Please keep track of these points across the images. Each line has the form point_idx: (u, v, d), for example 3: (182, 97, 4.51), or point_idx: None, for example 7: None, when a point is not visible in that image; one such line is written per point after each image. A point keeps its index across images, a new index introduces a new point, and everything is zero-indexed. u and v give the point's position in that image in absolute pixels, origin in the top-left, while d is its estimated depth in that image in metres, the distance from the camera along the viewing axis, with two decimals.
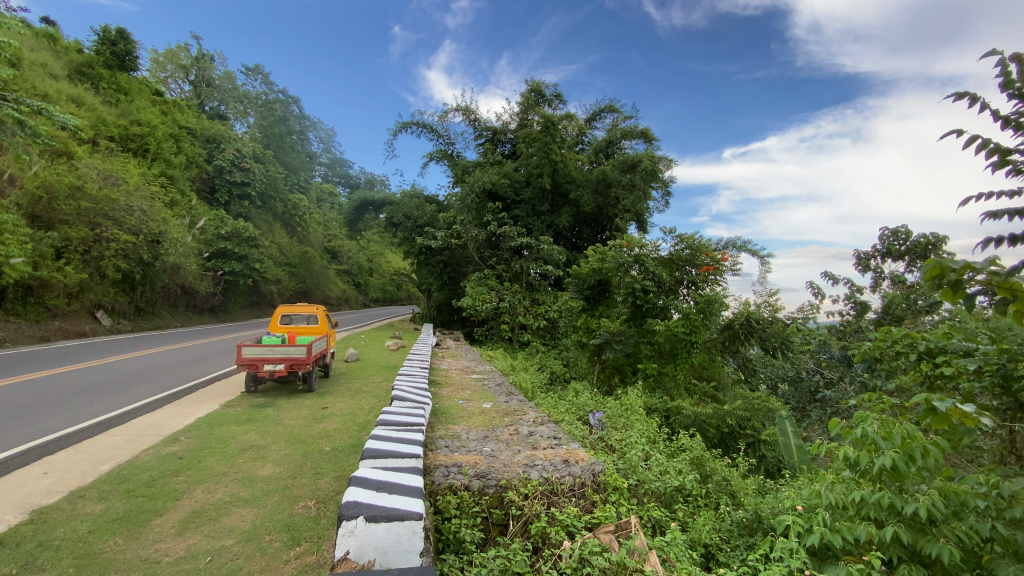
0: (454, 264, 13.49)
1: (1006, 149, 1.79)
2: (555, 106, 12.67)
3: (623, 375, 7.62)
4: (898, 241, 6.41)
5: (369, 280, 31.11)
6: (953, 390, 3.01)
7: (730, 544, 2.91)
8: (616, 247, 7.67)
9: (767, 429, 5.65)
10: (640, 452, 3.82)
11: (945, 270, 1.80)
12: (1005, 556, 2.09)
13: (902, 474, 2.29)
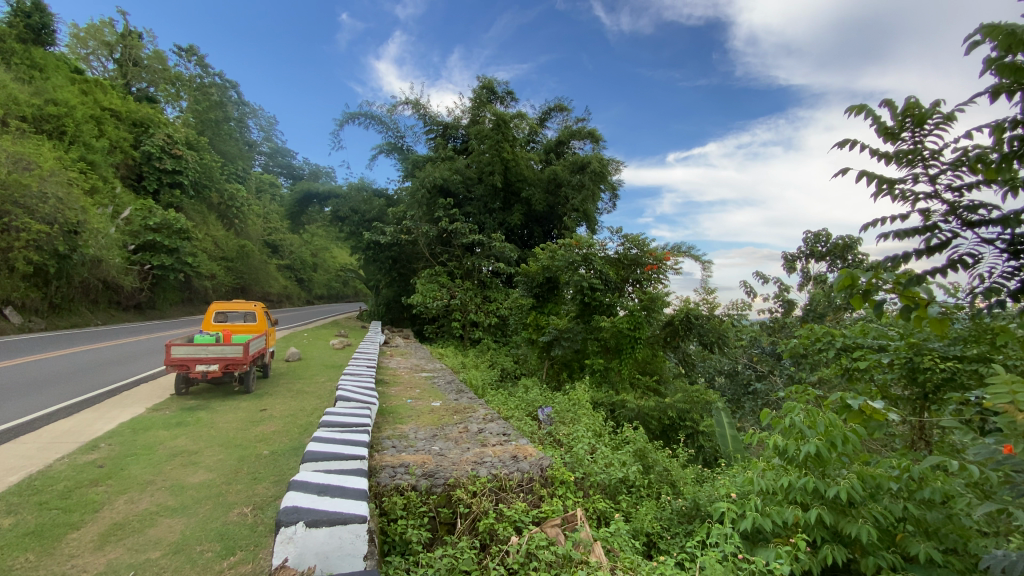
0: (403, 260, 13.22)
1: (887, 178, 1.96)
2: (506, 104, 12.69)
3: (571, 371, 7.78)
4: (819, 243, 6.86)
5: (312, 275, 29.96)
6: (868, 381, 3.28)
7: (670, 532, 3.04)
8: (567, 245, 7.80)
9: (705, 421, 5.97)
10: (586, 445, 3.89)
11: (854, 280, 2.05)
12: (916, 533, 2.30)
13: (825, 460, 2.46)
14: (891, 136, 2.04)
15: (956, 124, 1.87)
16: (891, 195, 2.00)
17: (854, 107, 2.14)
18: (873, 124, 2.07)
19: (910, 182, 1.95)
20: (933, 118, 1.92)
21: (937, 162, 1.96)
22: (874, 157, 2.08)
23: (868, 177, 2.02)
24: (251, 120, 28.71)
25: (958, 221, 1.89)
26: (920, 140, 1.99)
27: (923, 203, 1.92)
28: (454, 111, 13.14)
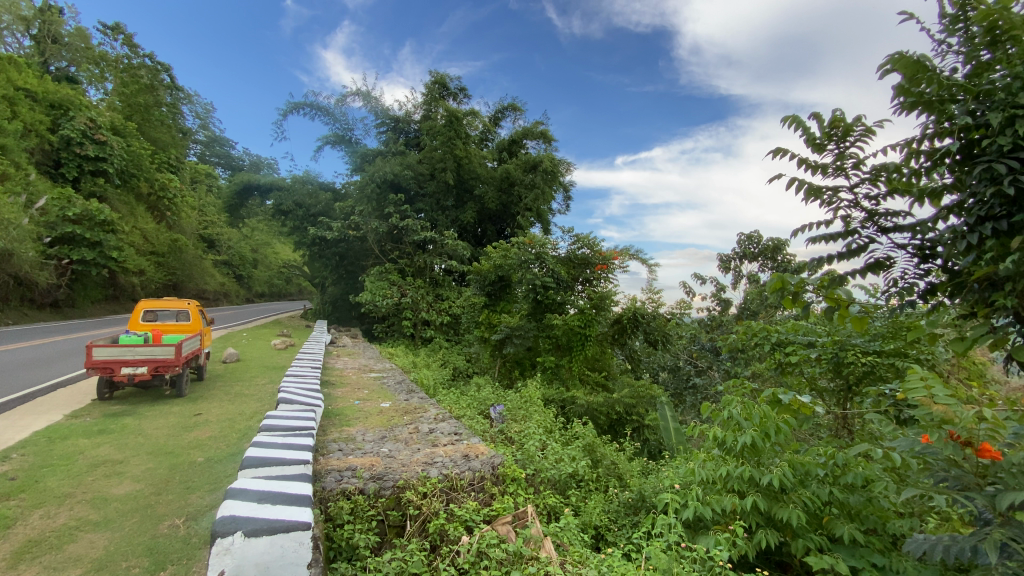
0: (351, 257, 12.81)
1: (815, 186, 2.12)
2: (459, 100, 12.58)
3: (523, 368, 7.83)
4: (751, 245, 7.23)
5: (252, 272, 28.50)
6: (799, 374, 3.51)
7: (617, 524, 3.13)
8: (520, 244, 7.84)
9: (650, 415, 6.19)
10: (537, 442, 3.92)
11: (785, 282, 2.22)
12: (840, 515, 2.49)
13: (759, 449, 2.60)
14: (818, 147, 2.20)
15: (873, 138, 2.06)
16: (817, 201, 2.15)
17: (786, 118, 2.28)
18: (801, 135, 2.22)
19: (834, 190, 2.11)
20: (854, 132, 2.10)
21: (856, 172, 2.14)
22: (804, 166, 2.24)
23: (797, 184, 2.16)
24: (186, 106, 26.88)
25: (874, 227, 2.07)
26: (844, 151, 2.16)
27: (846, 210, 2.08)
28: (406, 105, 12.88)
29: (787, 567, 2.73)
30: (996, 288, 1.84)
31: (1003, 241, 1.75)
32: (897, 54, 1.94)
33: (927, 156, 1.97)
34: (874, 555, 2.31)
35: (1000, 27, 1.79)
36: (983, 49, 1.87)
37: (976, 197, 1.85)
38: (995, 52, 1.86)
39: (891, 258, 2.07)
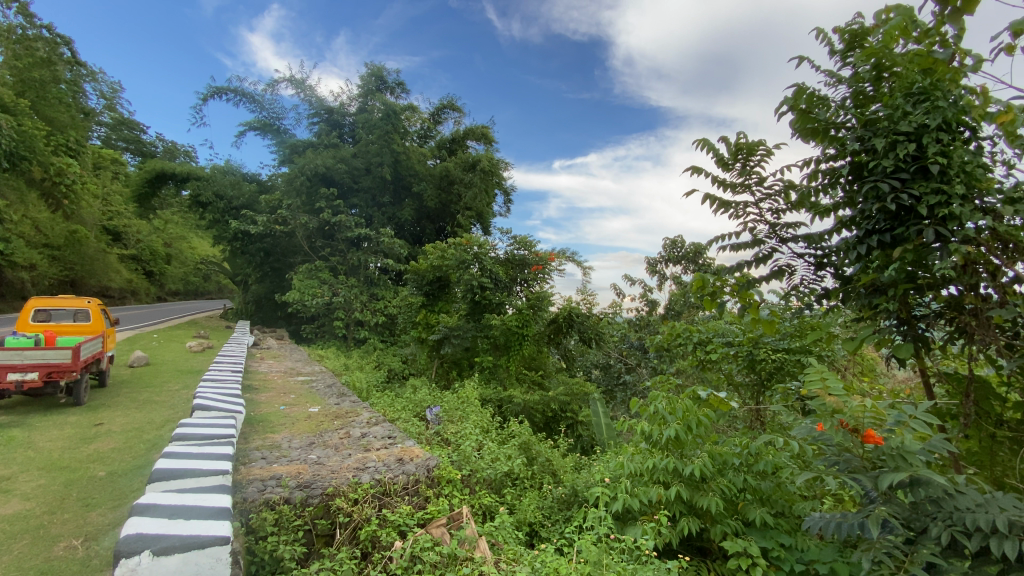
0: (278, 253, 12.12)
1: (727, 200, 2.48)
2: (397, 95, 12.30)
3: (460, 369, 7.77)
4: (676, 249, 7.66)
5: (165, 268, 26.16)
6: (718, 370, 3.77)
7: (551, 520, 3.19)
8: (458, 244, 7.79)
9: (583, 411, 6.36)
10: (473, 442, 3.89)
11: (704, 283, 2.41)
12: (753, 500, 2.70)
13: (682, 441, 2.76)
14: (727, 165, 2.56)
15: (773, 158, 2.44)
16: (727, 212, 2.58)
17: (700, 139, 2.63)
18: (713, 154, 2.59)
19: (739, 204, 2.53)
20: (757, 153, 2.47)
21: (759, 189, 2.50)
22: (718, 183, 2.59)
23: (709, 199, 2.61)
24: (89, 84, 24.25)
25: (775, 237, 2.47)
26: (749, 168, 2.51)
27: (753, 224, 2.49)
28: (341, 96, 12.38)
29: (706, 552, 2.91)
30: (880, 293, 2.08)
31: (885, 252, 2.00)
32: (795, 88, 2.16)
33: (824, 174, 2.21)
34: (782, 536, 2.53)
35: (879, 65, 2.05)
36: (869, 82, 2.12)
37: (865, 212, 2.09)
38: (876, 85, 2.12)
39: (792, 265, 2.39)
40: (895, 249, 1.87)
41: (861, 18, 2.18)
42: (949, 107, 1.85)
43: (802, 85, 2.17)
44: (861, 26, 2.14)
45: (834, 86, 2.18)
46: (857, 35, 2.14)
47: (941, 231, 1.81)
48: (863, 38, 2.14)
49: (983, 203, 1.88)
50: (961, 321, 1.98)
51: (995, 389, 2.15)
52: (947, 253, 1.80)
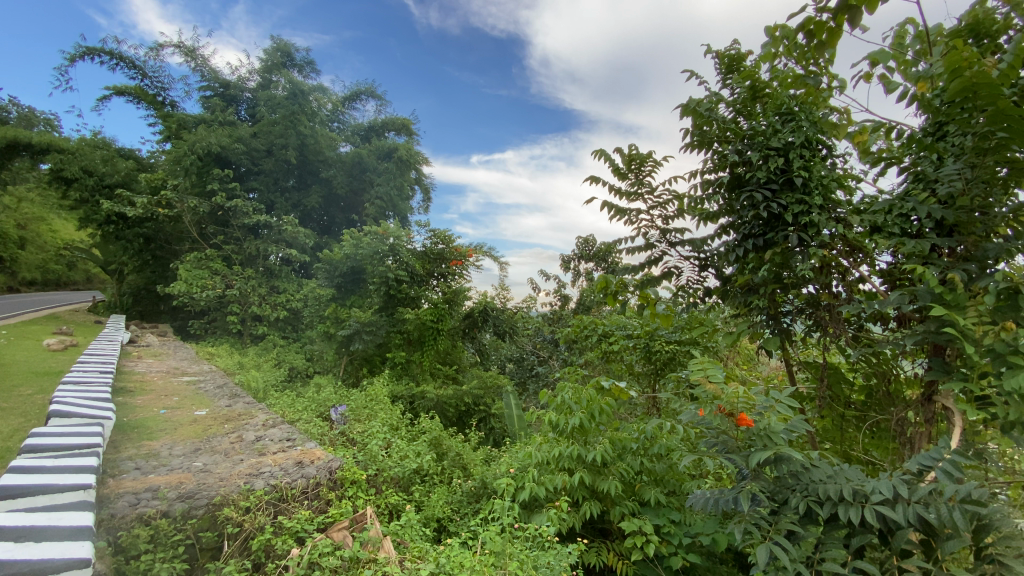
0: (162, 239, 10.87)
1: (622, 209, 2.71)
2: (305, 74, 11.56)
3: (372, 366, 7.46)
4: (588, 248, 8.00)
5: (15, 254, 22.27)
6: (620, 361, 4.03)
7: (459, 513, 3.19)
8: (373, 234, 7.58)
9: (496, 404, 6.45)
10: (381, 440, 3.75)
11: (607, 284, 2.57)
12: (648, 480, 2.91)
13: (585, 428, 2.90)
14: (621, 174, 2.73)
15: (661, 170, 2.65)
16: (623, 218, 2.77)
17: (595, 151, 2.79)
18: (608, 164, 2.76)
19: (633, 210, 2.72)
20: (647, 165, 2.66)
21: (651, 197, 2.70)
22: (613, 191, 2.78)
23: (607, 206, 2.77)
24: None
25: (665, 242, 2.69)
26: (641, 178, 2.70)
27: (645, 228, 2.73)
28: (239, 70, 11.35)
29: (608, 532, 3.08)
30: (753, 291, 2.35)
31: (758, 255, 2.25)
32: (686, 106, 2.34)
33: (710, 184, 2.44)
34: (672, 512, 2.77)
35: (754, 89, 2.29)
36: (745, 103, 2.35)
37: (741, 220, 2.34)
38: (751, 106, 2.36)
39: (679, 267, 2.66)
40: (765, 253, 2.13)
41: (738, 44, 2.41)
42: (809, 128, 2.13)
43: (691, 103, 2.36)
44: (738, 52, 2.37)
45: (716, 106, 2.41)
46: (734, 60, 2.36)
47: (803, 237, 2.08)
48: (740, 63, 2.36)
49: (836, 214, 2.18)
50: (818, 315, 2.28)
51: (844, 374, 2.48)
52: (807, 257, 2.06)
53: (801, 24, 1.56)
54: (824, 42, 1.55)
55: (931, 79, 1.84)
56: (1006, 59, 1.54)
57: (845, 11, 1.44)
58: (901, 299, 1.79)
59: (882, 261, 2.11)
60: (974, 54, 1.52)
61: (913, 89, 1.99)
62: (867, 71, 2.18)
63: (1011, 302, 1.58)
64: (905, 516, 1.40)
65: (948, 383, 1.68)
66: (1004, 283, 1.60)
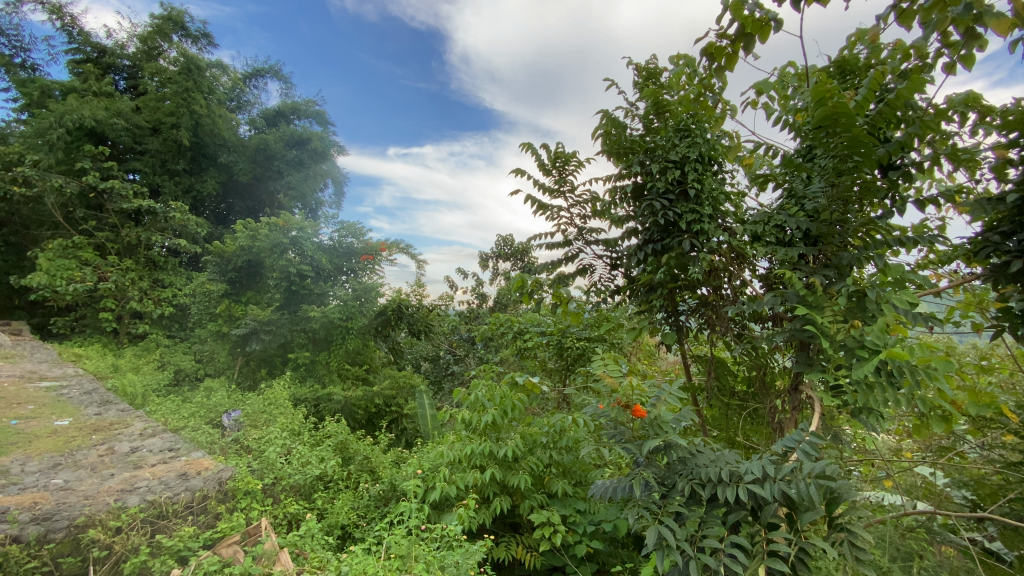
0: (16, 223, 9.32)
1: (543, 205, 2.78)
2: (200, 46, 10.55)
3: (271, 367, 7.04)
4: (506, 246, 8.07)
5: None
6: (534, 357, 4.13)
7: (366, 519, 3.07)
8: (272, 225, 7.14)
9: (408, 404, 6.34)
10: (280, 446, 3.47)
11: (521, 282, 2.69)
12: (556, 472, 3.02)
13: (498, 425, 2.93)
14: (546, 171, 2.79)
15: (582, 171, 2.74)
16: (544, 214, 2.83)
17: (523, 145, 2.83)
18: (535, 159, 2.80)
19: (554, 208, 2.79)
20: (570, 165, 2.74)
21: (571, 196, 2.79)
22: (537, 186, 2.84)
23: (530, 200, 2.82)
24: None
25: (581, 240, 2.80)
26: (564, 176, 2.77)
27: (564, 225, 2.82)
28: (118, 34, 10.05)
29: (517, 526, 3.14)
30: (653, 290, 2.52)
31: (657, 258, 2.41)
32: (602, 115, 2.45)
33: (617, 191, 2.58)
34: (578, 502, 2.88)
35: (659, 103, 2.42)
36: (655, 115, 2.48)
37: (645, 225, 2.49)
38: (655, 120, 2.49)
39: (592, 265, 2.80)
40: (662, 257, 2.29)
41: (656, 59, 2.54)
42: (703, 144, 2.31)
43: (608, 112, 2.47)
44: (654, 66, 2.51)
45: (627, 117, 2.53)
46: (651, 73, 2.50)
47: (695, 243, 2.26)
48: (655, 77, 2.50)
49: (725, 222, 2.39)
50: (707, 314, 2.49)
51: (729, 366, 2.73)
52: (698, 261, 2.25)
53: (703, 48, 1.70)
54: (723, 66, 1.70)
55: (805, 110, 2.08)
56: (862, 94, 1.78)
57: (742, 38, 1.59)
58: (774, 301, 2.00)
59: (761, 267, 2.34)
60: (837, 87, 1.73)
61: (789, 118, 2.24)
62: (754, 98, 2.40)
63: (860, 304, 1.81)
64: (772, 492, 1.56)
65: (811, 374, 1.90)
66: (853, 286, 1.84)
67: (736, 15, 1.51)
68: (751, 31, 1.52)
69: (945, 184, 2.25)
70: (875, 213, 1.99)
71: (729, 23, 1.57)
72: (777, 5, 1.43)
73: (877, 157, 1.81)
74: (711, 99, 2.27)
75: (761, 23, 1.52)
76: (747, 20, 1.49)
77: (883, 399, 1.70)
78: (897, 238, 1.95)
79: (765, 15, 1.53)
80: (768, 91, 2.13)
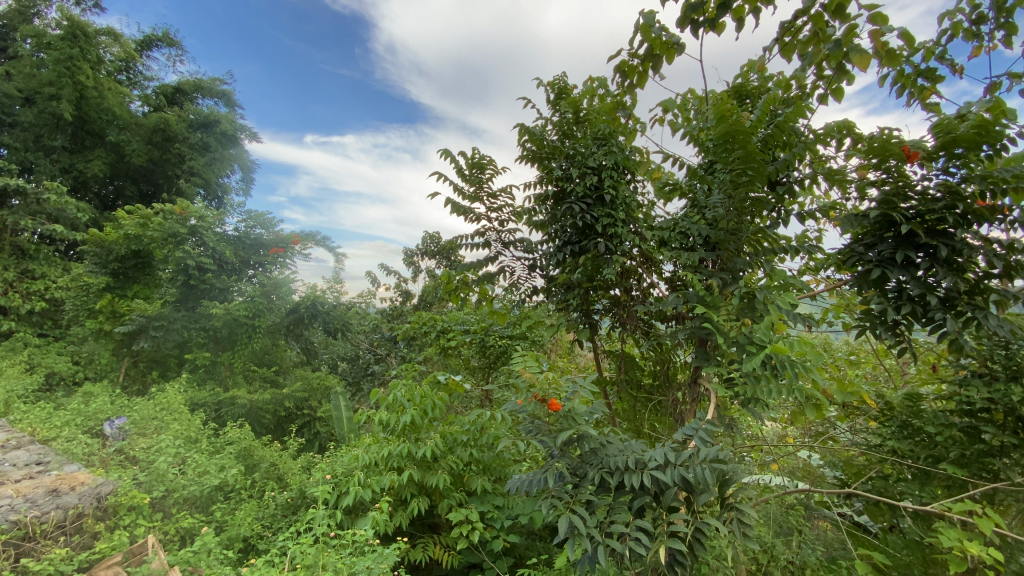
0: None
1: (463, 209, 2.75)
2: (84, 8, 9.38)
3: (164, 369, 6.47)
4: (432, 243, 7.95)
5: None
6: (457, 356, 4.10)
7: (272, 530, 2.89)
8: (168, 213, 6.55)
9: (322, 407, 6.06)
10: (172, 457, 3.17)
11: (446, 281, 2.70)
12: (476, 470, 3.04)
13: (417, 425, 2.87)
14: (464, 176, 2.77)
15: (502, 177, 2.75)
16: (464, 217, 2.81)
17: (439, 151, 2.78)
18: (452, 165, 2.76)
19: (474, 211, 2.78)
20: (488, 172, 2.75)
21: (490, 200, 2.80)
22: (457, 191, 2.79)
23: (448, 205, 2.79)
24: None
25: (500, 243, 2.82)
26: (482, 181, 2.77)
27: (485, 228, 2.82)
28: None
29: (436, 526, 3.11)
30: (571, 290, 2.60)
31: (575, 259, 2.49)
32: (520, 127, 2.50)
33: (536, 196, 2.64)
34: (496, 498, 2.91)
35: (577, 115, 2.49)
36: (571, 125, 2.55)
37: (563, 229, 2.57)
38: (575, 130, 2.57)
39: (513, 267, 2.83)
40: (579, 259, 2.38)
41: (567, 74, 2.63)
42: (619, 153, 2.41)
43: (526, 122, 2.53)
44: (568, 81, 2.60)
45: (545, 125, 2.59)
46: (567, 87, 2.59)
47: (609, 246, 2.36)
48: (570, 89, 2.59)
49: (636, 227, 2.52)
50: (619, 314, 2.60)
51: (638, 361, 2.88)
52: (612, 264, 2.35)
53: (617, 66, 1.78)
54: (634, 83, 1.79)
55: (705, 129, 2.25)
56: (754, 116, 1.94)
57: (651, 59, 1.68)
58: (677, 301, 2.14)
59: (666, 270, 2.50)
60: (734, 107, 1.87)
61: (691, 137, 2.42)
62: (660, 115, 2.56)
63: (750, 304, 1.98)
64: (672, 477, 1.66)
65: (709, 368, 2.05)
66: (744, 288, 2.01)
67: (645, 36, 1.59)
68: (659, 52, 1.61)
69: (823, 200, 2.52)
70: (765, 223, 2.19)
71: (639, 43, 1.65)
72: (680, 30, 1.53)
73: (765, 174, 1.99)
74: (624, 115, 2.40)
75: (668, 45, 1.61)
76: (655, 42, 1.57)
77: (769, 389, 1.87)
78: (783, 246, 2.16)
79: (670, 38, 1.63)
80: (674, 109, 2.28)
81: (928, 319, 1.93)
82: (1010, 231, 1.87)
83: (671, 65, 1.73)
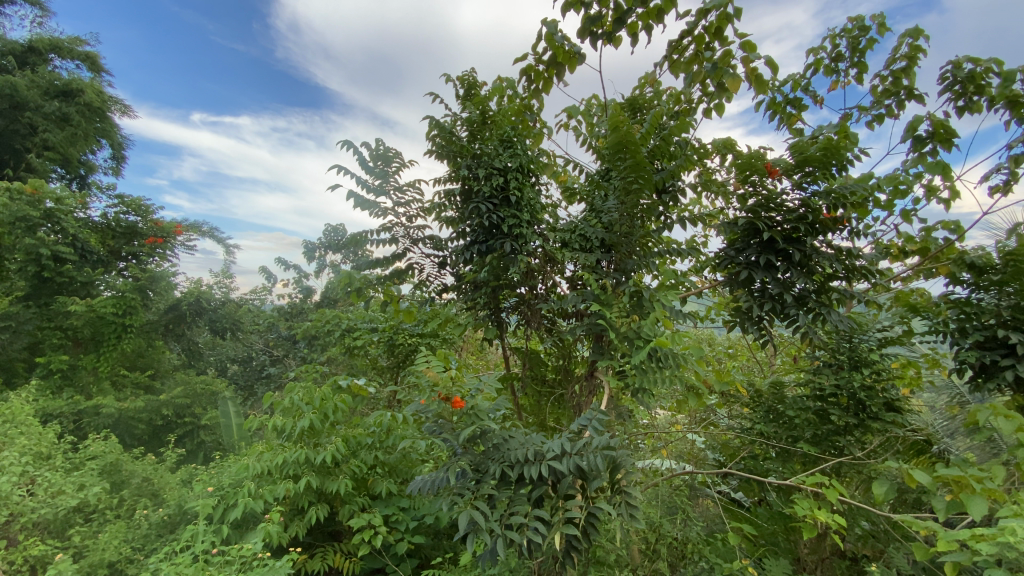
0: None
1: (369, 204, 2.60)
2: None
3: (8, 376, 5.39)
4: None
5: None
6: (364, 356, 3.95)
7: (144, 551, 2.61)
8: (14, 193, 5.63)
9: (207, 414, 5.32)
10: (15, 476, 2.71)
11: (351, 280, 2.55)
12: (381, 472, 2.96)
13: (317, 430, 2.73)
14: (369, 169, 2.64)
15: (410, 171, 2.67)
16: (369, 211, 2.68)
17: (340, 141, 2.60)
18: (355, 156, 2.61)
19: (380, 206, 2.64)
20: (396, 165, 2.67)
21: (397, 195, 2.68)
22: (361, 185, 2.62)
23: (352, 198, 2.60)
24: None
25: (408, 239, 2.75)
26: (388, 176, 2.68)
27: (392, 224, 2.71)
28: None
29: (337, 533, 3.00)
30: (479, 288, 2.63)
31: (482, 258, 2.51)
32: (427, 120, 2.42)
33: (443, 194, 2.61)
34: (401, 500, 2.85)
35: (483, 115, 2.43)
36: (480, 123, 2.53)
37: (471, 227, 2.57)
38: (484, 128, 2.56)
39: (421, 264, 2.79)
40: (486, 258, 2.40)
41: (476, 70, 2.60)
42: (524, 156, 2.46)
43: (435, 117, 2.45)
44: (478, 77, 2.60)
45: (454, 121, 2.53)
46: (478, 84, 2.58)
47: (515, 246, 2.40)
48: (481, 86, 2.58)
49: (541, 227, 2.60)
50: (524, 310, 2.68)
51: (542, 356, 2.98)
52: (518, 263, 2.40)
53: (523, 70, 1.82)
54: (540, 89, 1.84)
55: (605, 137, 2.37)
56: (645, 129, 2.09)
57: (554, 66, 1.74)
58: (576, 299, 2.20)
59: (567, 270, 2.61)
60: (629, 118, 1.98)
61: (593, 144, 2.54)
62: (564, 121, 2.66)
63: (638, 302, 2.15)
64: (568, 466, 1.73)
65: (604, 362, 2.18)
66: (634, 288, 2.16)
67: (549, 42, 1.64)
68: (562, 60, 1.66)
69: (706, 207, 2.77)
70: (655, 228, 2.37)
71: (544, 50, 1.70)
72: (579, 41, 1.60)
73: (653, 182, 2.14)
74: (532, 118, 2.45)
75: (569, 54, 1.67)
76: (556, 50, 1.63)
77: (653, 378, 2.04)
78: (670, 249, 2.36)
79: (572, 48, 1.69)
80: (576, 115, 2.39)
81: (785, 315, 2.21)
82: (851, 240, 2.19)
83: (572, 74, 1.81)
